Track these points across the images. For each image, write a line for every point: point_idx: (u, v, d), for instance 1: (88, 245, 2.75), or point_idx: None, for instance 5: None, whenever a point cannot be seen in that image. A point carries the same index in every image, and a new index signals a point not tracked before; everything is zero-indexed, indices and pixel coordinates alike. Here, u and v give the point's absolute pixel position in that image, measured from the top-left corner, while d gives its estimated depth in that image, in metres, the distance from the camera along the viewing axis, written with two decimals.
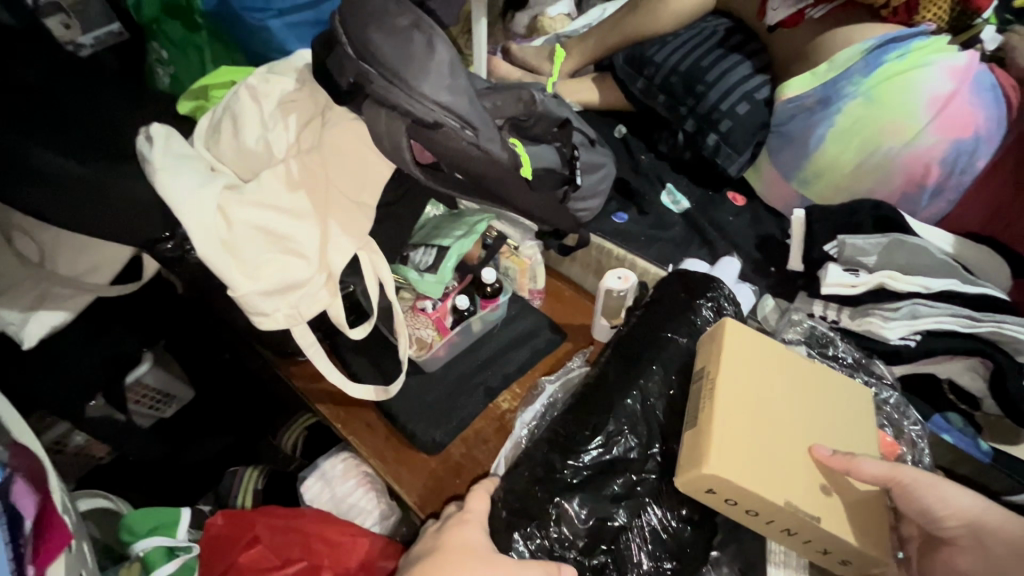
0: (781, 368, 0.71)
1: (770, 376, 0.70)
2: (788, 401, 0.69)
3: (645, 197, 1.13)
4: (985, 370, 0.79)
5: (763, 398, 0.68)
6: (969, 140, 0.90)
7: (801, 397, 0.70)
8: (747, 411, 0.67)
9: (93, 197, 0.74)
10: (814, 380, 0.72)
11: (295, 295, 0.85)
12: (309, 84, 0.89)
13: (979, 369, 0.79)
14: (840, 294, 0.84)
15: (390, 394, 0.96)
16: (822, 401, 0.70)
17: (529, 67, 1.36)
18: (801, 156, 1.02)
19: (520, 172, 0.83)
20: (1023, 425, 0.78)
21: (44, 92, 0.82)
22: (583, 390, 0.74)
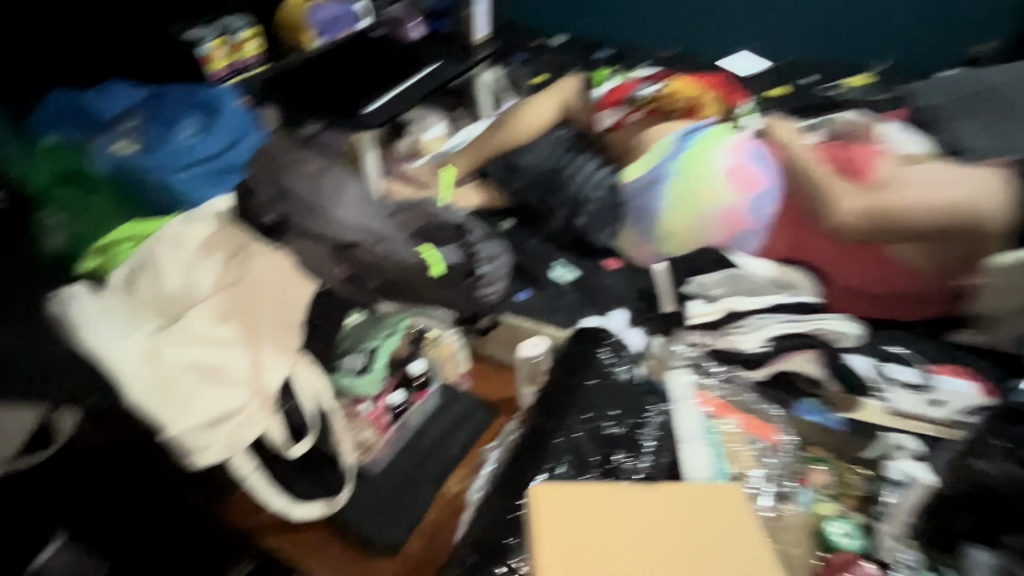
0: (629, 524, 0.65)
1: (620, 530, 0.64)
2: (647, 552, 0.62)
3: (540, 275, 1.31)
4: (821, 360, 1.02)
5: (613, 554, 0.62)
6: (760, 193, 1.21)
7: (665, 545, 0.63)
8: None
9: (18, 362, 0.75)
10: (679, 520, 0.66)
11: (232, 424, 0.86)
12: (227, 227, 0.98)
13: (816, 360, 1.02)
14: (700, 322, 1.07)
15: (339, 505, 0.99)
16: (692, 544, 0.64)
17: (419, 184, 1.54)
18: (650, 222, 1.28)
19: (430, 272, 0.98)
20: (857, 391, 0.99)
21: None
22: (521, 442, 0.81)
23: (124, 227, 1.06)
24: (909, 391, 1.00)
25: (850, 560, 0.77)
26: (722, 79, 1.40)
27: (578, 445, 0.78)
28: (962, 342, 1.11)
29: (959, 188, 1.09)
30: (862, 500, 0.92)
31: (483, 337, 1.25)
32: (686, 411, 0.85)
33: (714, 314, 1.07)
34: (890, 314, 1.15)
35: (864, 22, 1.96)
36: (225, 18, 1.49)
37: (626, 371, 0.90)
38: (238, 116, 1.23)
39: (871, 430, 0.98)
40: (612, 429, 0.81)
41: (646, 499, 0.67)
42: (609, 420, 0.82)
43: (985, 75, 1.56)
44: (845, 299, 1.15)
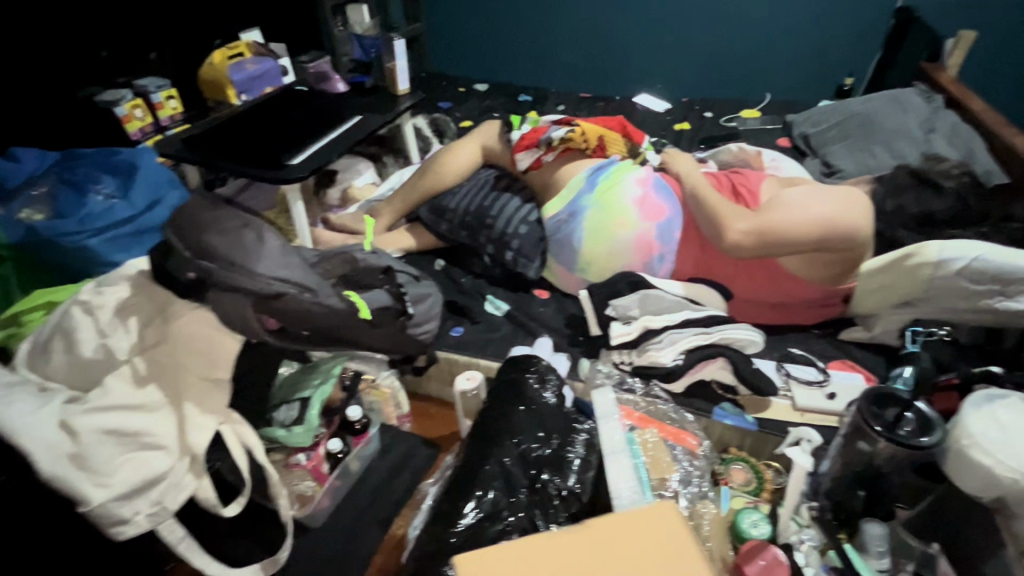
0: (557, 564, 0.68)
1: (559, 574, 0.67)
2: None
3: (474, 309, 1.36)
4: (730, 366, 1.11)
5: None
6: (665, 221, 1.33)
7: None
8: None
9: None
10: (616, 550, 0.69)
11: (157, 489, 0.83)
12: (145, 287, 0.96)
13: (725, 367, 1.11)
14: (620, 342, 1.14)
15: (280, 563, 0.94)
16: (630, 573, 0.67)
17: (351, 230, 1.57)
18: (572, 253, 1.37)
19: (361, 314, 0.99)
20: (764, 392, 1.09)
21: None
22: (456, 472, 0.84)
23: (33, 296, 1.03)
24: (807, 387, 1.11)
25: (760, 547, 0.85)
26: (624, 119, 1.52)
27: (508, 469, 0.82)
28: (850, 338, 1.26)
29: (832, 205, 1.20)
30: (774, 492, 1.01)
31: (421, 376, 1.28)
32: (611, 428, 0.90)
33: (632, 332, 1.14)
34: (784, 320, 1.30)
35: (749, 61, 2.21)
36: (141, 82, 1.55)
37: (553, 393, 0.95)
38: (157, 175, 1.22)
39: (780, 426, 1.08)
40: (540, 451, 0.85)
41: (582, 538, 0.71)
42: (537, 442, 0.86)
43: (850, 105, 1.81)
44: (744, 310, 1.30)
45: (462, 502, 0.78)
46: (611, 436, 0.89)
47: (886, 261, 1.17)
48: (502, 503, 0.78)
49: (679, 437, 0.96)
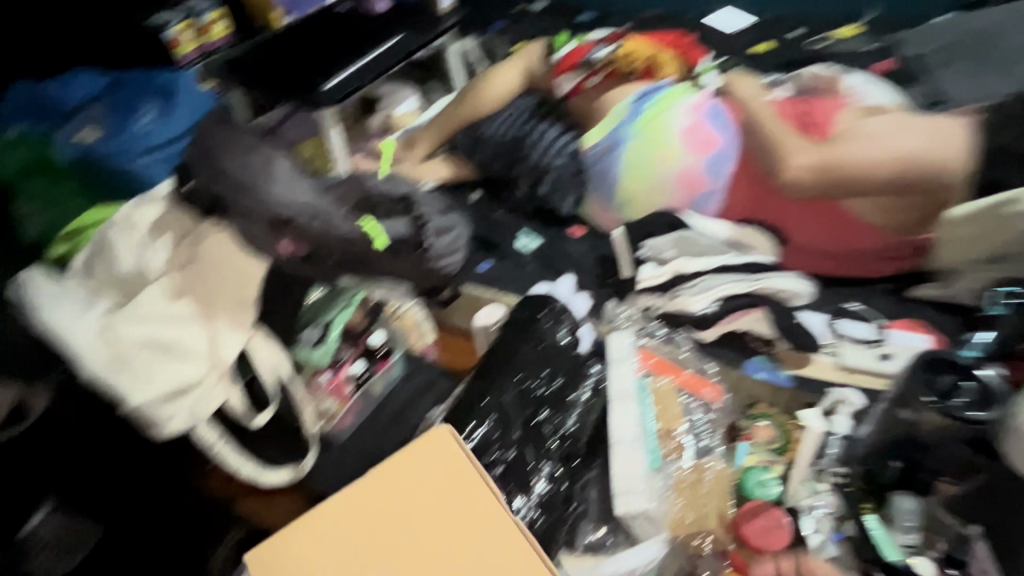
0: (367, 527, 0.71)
1: (347, 535, 0.71)
2: (379, 535, 0.71)
3: (503, 245, 1.32)
4: (769, 318, 1.02)
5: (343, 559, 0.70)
6: (716, 154, 1.20)
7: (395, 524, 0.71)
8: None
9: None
10: (398, 498, 0.73)
11: (191, 397, 0.91)
12: (177, 207, 1.00)
13: (765, 318, 1.02)
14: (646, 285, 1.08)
15: (304, 471, 1.04)
16: (417, 510, 0.72)
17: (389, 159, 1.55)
18: (610, 188, 1.28)
19: (375, 244, 1.00)
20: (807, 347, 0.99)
21: None
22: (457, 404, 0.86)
23: (89, 213, 1.11)
24: (858, 346, 1.01)
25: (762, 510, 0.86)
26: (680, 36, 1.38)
27: (506, 406, 0.83)
28: (920, 296, 1.12)
29: (921, 135, 1.05)
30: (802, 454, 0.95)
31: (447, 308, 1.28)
32: (621, 371, 0.89)
33: (659, 275, 1.08)
34: (847, 272, 1.16)
35: None
36: None
37: (565, 335, 0.91)
38: (197, 98, 1.24)
39: (820, 385, 0.99)
40: (542, 390, 0.86)
41: (351, 499, 0.73)
42: (540, 381, 0.86)
43: None
44: (799, 258, 1.16)
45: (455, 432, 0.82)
46: (619, 377, 0.88)
47: (976, 208, 1.01)
48: (493, 437, 0.81)
49: (693, 384, 0.93)
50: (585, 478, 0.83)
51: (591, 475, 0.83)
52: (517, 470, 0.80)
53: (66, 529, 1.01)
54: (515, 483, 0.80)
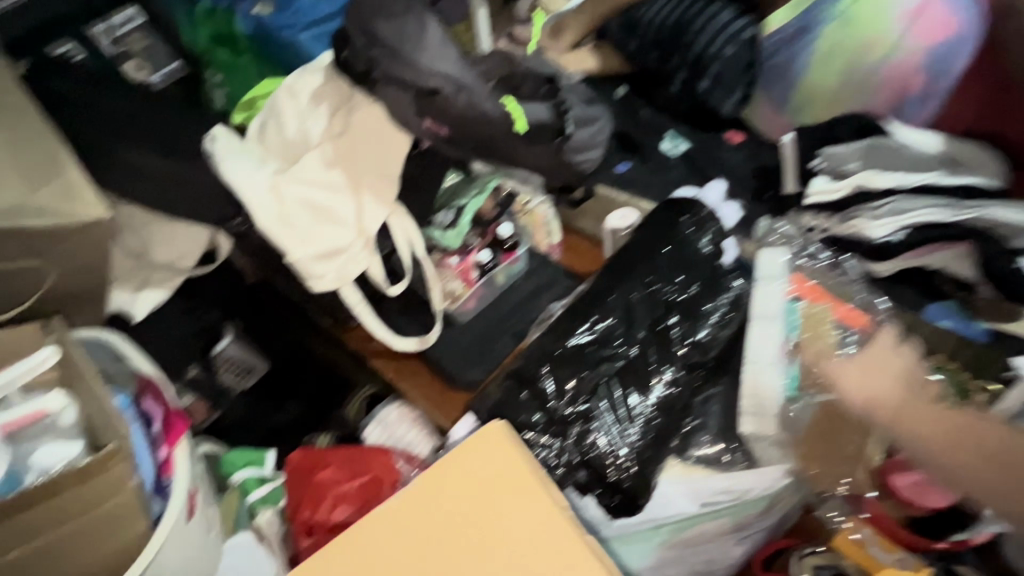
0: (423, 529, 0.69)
1: (403, 534, 0.69)
2: (428, 547, 0.68)
3: (646, 146, 1.20)
4: (977, 254, 0.84)
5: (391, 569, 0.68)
6: (948, 44, 0.96)
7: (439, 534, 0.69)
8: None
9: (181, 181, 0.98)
10: (455, 497, 0.71)
11: (340, 259, 1.00)
12: (334, 79, 1.05)
13: (970, 254, 0.84)
14: (819, 199, 0.92)
15: (431, 342, 1.11)
16: (467, 509, 0.70)
17: None
18: (790, 86, 1.10)
19: (515, 128, 0.95)
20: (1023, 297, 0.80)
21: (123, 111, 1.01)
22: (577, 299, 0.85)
23: (262, 84, 1.20)
24: None
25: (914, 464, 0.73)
26: None
27: (632, 305, 0.82)
28: None
29: None
30: None
31: (577, 209, 1.22)
32: (769, 290, 0.81)
33: (836, 190, 0.92)
34: None
35: None
36: None
37: (710, 241, 0.85)
38: None
39: None
40: (673, 296, 0.83)
41: (408, 498, 0.71)
42: (672, 287, 0.83)
43: None
44: None
45: (575, 324, 0.82)
46: (768, 296, 0.80)
47: None
48: (616, 330, 0.81)
49: (850, 317, 0.77)
50: (711, 392, 0.81)
51: (716, 390, 0.81)
52: (638, 369, 0.79)
53: (249, 354, 1.27)
54: (633, 381, 0.79)
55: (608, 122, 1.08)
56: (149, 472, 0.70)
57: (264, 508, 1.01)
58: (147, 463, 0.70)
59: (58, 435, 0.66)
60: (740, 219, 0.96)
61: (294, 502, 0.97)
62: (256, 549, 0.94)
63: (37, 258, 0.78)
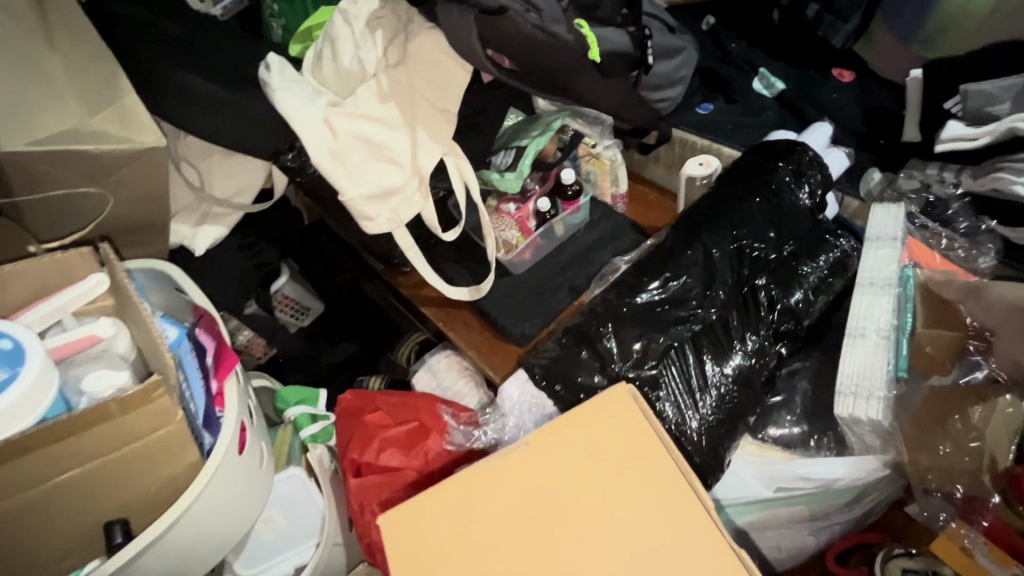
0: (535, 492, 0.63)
1: (512, 494, 0.63)
2: (546, 504, 0.62)
3: (735, 84, 1.05)
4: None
5: (506, 521, 0.62)
6: None
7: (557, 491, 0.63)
8: (494, 538, 0.61)
9: (237, 112, 0.95)
10: (570, 462, 0.64)
11: (393, 201, 0.96)
12: (391, 2, 0.97)
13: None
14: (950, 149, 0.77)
15: (483, 294, 1.04)
16: (581, 480, 0.63)
17: None
18: (924, 11, 0.92)
19: (588, 56, 0.85)
20: None
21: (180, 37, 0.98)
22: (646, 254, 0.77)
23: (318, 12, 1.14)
24: None
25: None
26: None
27: (713, 262, 0.73)
28: None
29: None
30: None
31: (647, 156, 1.12)
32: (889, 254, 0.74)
33: (976, 137, 0.75)
34: None
35: None
36: None
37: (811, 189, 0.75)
38: None
39: None
40: (763, 255, 0.73)
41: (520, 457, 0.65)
42: (764, 245, 0.74)
43: None
44: None
45: (643, 282, 0.74)
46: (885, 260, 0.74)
47: None
48: (692, 291, 0.72)
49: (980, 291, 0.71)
50: (795, 366, 0.76)
51: (800, 365, 0.76)
52: (718, 334, 0.71)
53: (303, 295, 1.28)
54: (710, 349, 0.70)
55: (695, 53, 0.97)
56: (200, 399, 0.70)
57: (314, 446, 1.03)
58: (199, 390, 0.71)
59: (111, 363, 0.67)
60: (846, 169, 0.81)
61: (343, 443, 0.98)
62: (309, 483, 0.97)
63: (101, 184, 0.77)
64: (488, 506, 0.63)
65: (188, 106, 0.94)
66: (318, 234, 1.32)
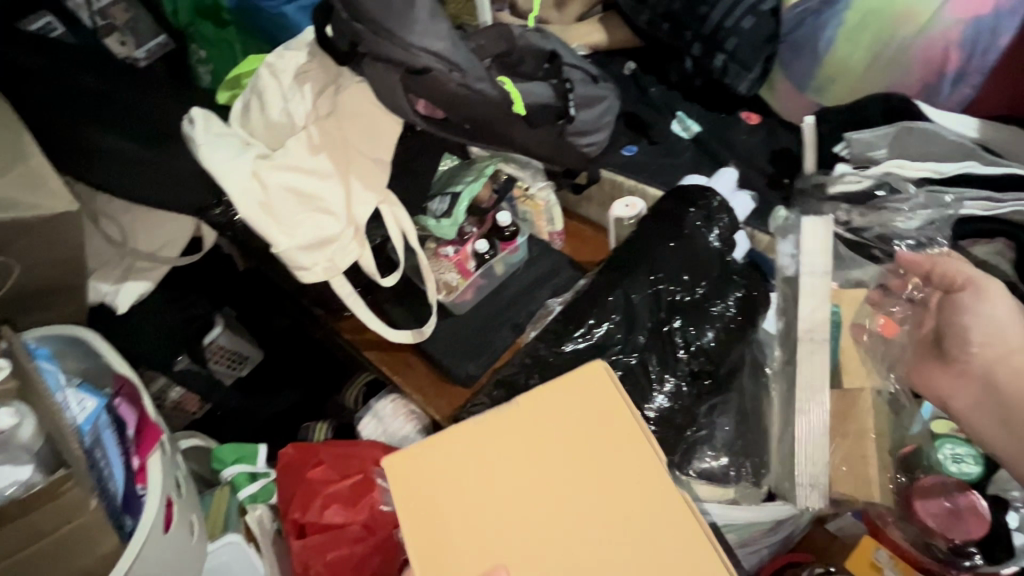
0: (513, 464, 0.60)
1: (492, 462, 0.60)
2: (528, 475, 0.60)
3: (655, 127, 1.13)
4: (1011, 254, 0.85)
5: (485, 486, 0.59)
6: (989, 16, 0.89)
7: (550, 451, 0.61)
8: (470, 499, 0.59)
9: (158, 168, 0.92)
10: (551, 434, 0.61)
11: (329, 250, 0.95)
12: (319, 55, 0.98)
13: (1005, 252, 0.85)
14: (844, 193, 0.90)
15: (425, 337, 1.04)
16: (561, 456, 0.60)
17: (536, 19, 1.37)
18: (813, 63, 1.02)
19: (514, 109, 0.89)
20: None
21: (96, 92, 0.95)
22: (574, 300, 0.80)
23: (246, 60, 1.13)
24: None
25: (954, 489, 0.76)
26: None
27: (634, 306, 0.77)
28: None
29: None
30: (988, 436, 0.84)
31: (580, 195, 1.17)
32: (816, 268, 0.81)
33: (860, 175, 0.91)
34: None
35: None
36: None
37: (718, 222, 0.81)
38: None
39: None
40: (679, 298, 0.78)
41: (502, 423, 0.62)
42: (678, 286, 0.78)
43: None
44: None
45: (571, 330, 0.77)
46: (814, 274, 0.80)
47: None
48: (616, 336, 0.76)
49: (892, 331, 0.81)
50: (716, 401, 0.78)
51: (722, 399, 0.78)
52: (637, 380, 0.74)
53: (242, 344, 1.25)
54: (638, 392, 0.74)
55: (615, 100, 1.02)
56: (119, 478, 0.67)
57: (254, 505, 0.99)
58: (118, 467, 0.67)
59: (11, 455, 0.63)
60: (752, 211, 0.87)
61: (283, 502, 0.95)
62: (248, 548, 0.93)
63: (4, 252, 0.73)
64: (471, 469, 0.60)
65: (105, 163, 0.91)
66: (255, 281, 1.29)
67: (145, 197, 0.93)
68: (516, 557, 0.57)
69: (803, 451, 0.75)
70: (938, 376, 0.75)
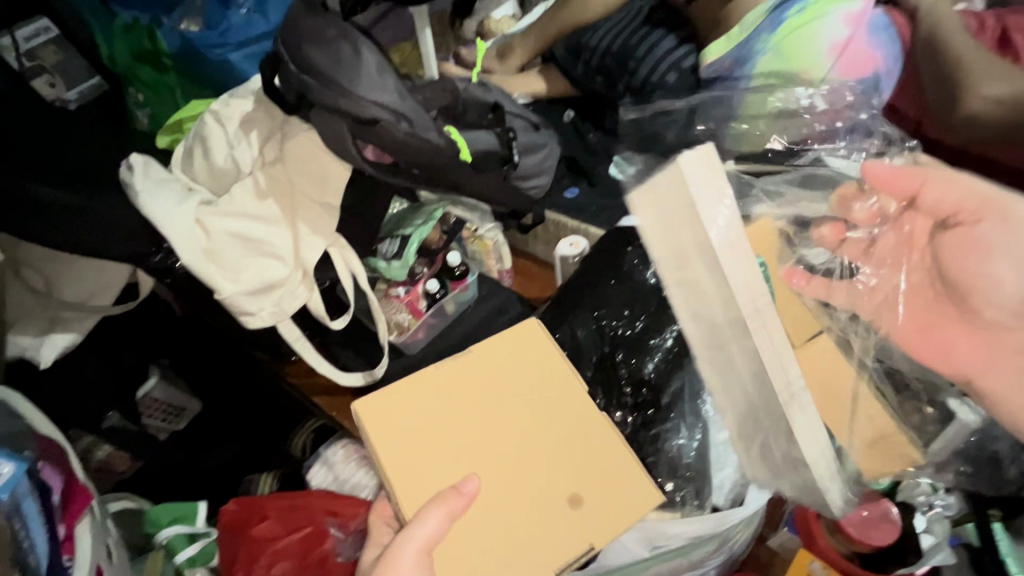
0: (467, 404, 0.67)
1: (450, 402, 0.67)
2: (484, 413, 0.67)
3: (594, 170, 1.20)
4: None
5: (446, 423, 0.66)
6: (868, 81, 1.01)
7: (505, 379, 0.70)
8: (438, 430, 0.66)
9: (90, 215, 0.88)
10: (500, 376, 0.70)
11: (277, 293, 0.93)
12: (266, 103, 1.00)
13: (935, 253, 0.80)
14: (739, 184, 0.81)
15: (378, 378, 1.03)
16: (509, 399, 0.68)
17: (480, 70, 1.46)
18: None
19: (461, 156, 0.93)
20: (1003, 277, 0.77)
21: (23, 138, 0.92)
22: None
23: (188, 105, 1.12)
24: None
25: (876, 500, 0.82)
26: None
27: (580, 341, 0.84)
28: None
29: None
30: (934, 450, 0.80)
31: (527, 234, 1.22)
32: (689, 222, 0.55)
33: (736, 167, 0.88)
34: None
35: None
36: None
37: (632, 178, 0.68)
38: None
39: None
40: (621, 332, 0.84)
41: (460, 367, 0.69)
42: (620, 321, 0.85)
43: None
44: None
45: None
46: (679, 220, 0.57)
47: None
48: None
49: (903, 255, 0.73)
50: (661, 429, 0.79)
51: (666, 428, 0.79)
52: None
53: (179, 396, 1.21)
54: None
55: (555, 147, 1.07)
56: (42, 553, 0.61)
57: (194, 569, 0.94)
58: (41, 540, 0.61)
59: None
60: None
61: (226, 563, 0.90)
62: None
63: None
64: (435, 409, 0.66)
65: (29, 210, 0.87)
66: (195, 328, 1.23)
67: (77, 246, 0.88)
68: (486, 464, 0.65)
69: (784, 449, 0.62)
70: (961, 331, 0.69)
